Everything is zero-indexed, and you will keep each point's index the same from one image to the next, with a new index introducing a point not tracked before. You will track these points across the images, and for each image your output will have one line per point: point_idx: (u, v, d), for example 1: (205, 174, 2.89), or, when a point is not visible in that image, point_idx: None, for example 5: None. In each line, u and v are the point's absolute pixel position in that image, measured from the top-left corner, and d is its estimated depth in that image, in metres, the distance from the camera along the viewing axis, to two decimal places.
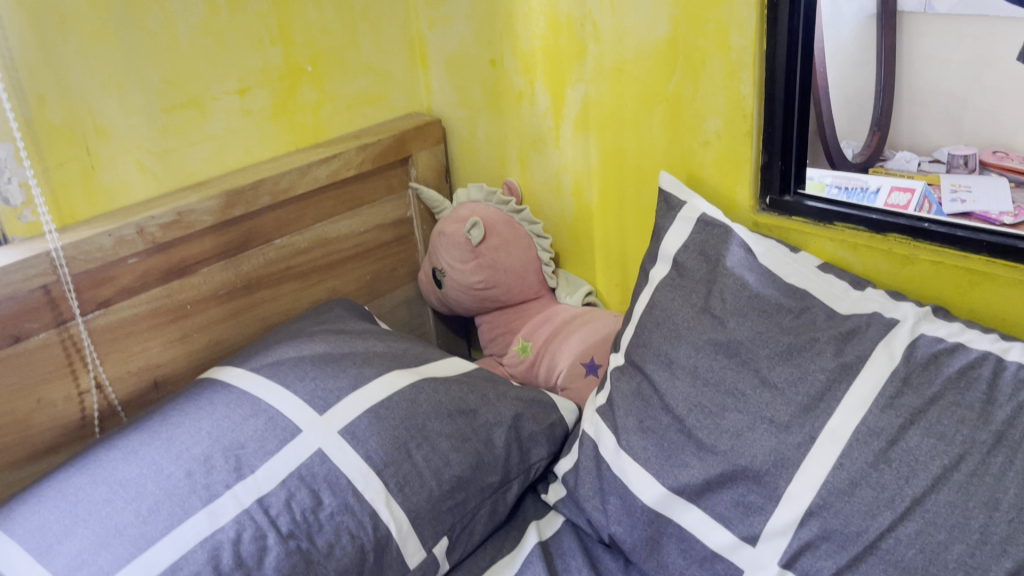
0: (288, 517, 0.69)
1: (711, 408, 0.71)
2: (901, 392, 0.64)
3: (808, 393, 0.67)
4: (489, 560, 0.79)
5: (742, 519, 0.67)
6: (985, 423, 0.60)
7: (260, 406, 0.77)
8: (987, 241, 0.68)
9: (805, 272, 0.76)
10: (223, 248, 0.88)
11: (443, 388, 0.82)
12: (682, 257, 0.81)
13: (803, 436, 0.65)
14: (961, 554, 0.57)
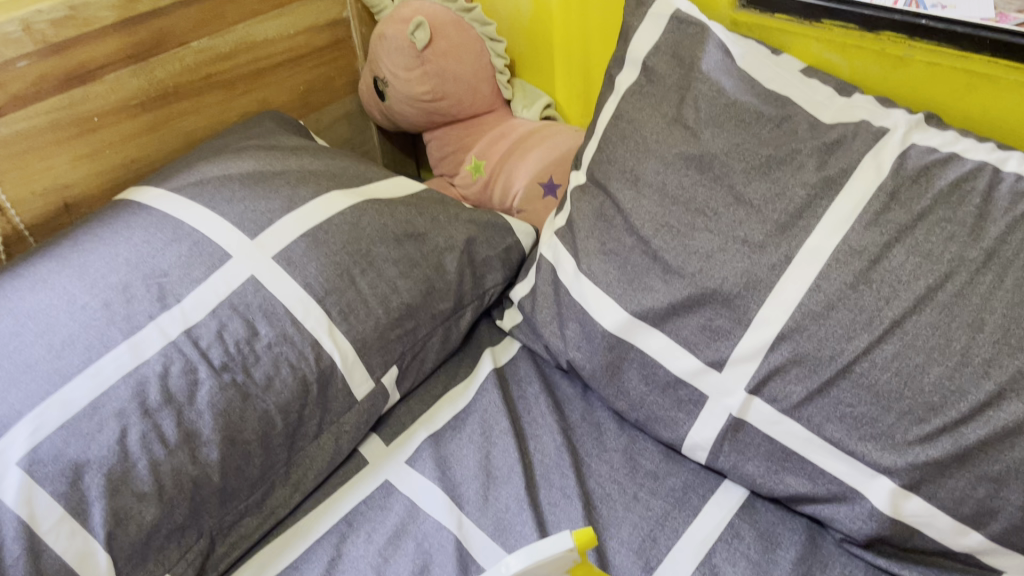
0: (220, 350, 0.63)
1: (679, 229, 0.65)
2: (887, 208, 0.58)
3: (786, 210, 0.61)
4: (442, 389, 0.75)
5: (709, 344, 0.63)
6: (977, 239, 0.55)
7: (183, 230, 0.69)
8: (991, 40, 0.60)
9: (788, 78, 0.69)
10: (130, 51, 0.77)
11: (388, 210, 0.75)
12: (652, 61, 0.72)
13: (778, 257, 0.60)
14: (939, 377, 0.54)
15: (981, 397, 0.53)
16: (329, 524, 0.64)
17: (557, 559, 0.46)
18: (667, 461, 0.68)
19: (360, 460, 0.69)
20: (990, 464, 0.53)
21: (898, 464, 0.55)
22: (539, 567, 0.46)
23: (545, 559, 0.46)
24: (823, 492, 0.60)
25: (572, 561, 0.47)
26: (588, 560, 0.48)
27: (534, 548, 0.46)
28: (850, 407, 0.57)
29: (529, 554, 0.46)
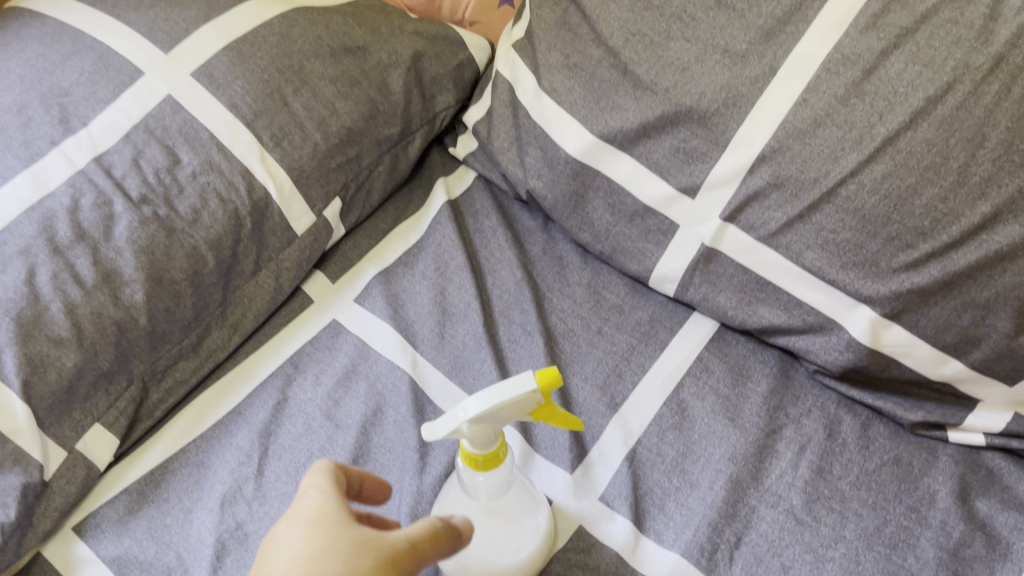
0: (138, 179, 0.56)
1: (652, 38, 0.58)
2: (886, 11, 0.51)
3: (773, 14, 0.54)
4: (392, 223, 0.69)
5: (682, 168, 0.58)
6: (985, 44, 0.48)
7: (85, 43, 0.61)
8: None
9: None
10: None
11: (323, 20, 0.66)
12: None
13: (763, 69, 0.54)
14: (932, 200, 0.49)
15: (975, 220, 0.49)
16: (273, 366, 0.60)
17: (519, 402, 0.41)
18: (634, 295, 0.64)
19: (304, 299, 0.64)
20: (978, 290, 0.50)
21: (880, 293, 0.52)
22: (500, 412, 0.42)
23: (505, 404, 0.41)
24: (798, 324, 0.56)
25: (535, 404, 0.43)
26: (552, 402, 0.44)
27: (490, 392, 0.41)
28: (833, 234, 0.53)
29: (486, 400, 0.41)
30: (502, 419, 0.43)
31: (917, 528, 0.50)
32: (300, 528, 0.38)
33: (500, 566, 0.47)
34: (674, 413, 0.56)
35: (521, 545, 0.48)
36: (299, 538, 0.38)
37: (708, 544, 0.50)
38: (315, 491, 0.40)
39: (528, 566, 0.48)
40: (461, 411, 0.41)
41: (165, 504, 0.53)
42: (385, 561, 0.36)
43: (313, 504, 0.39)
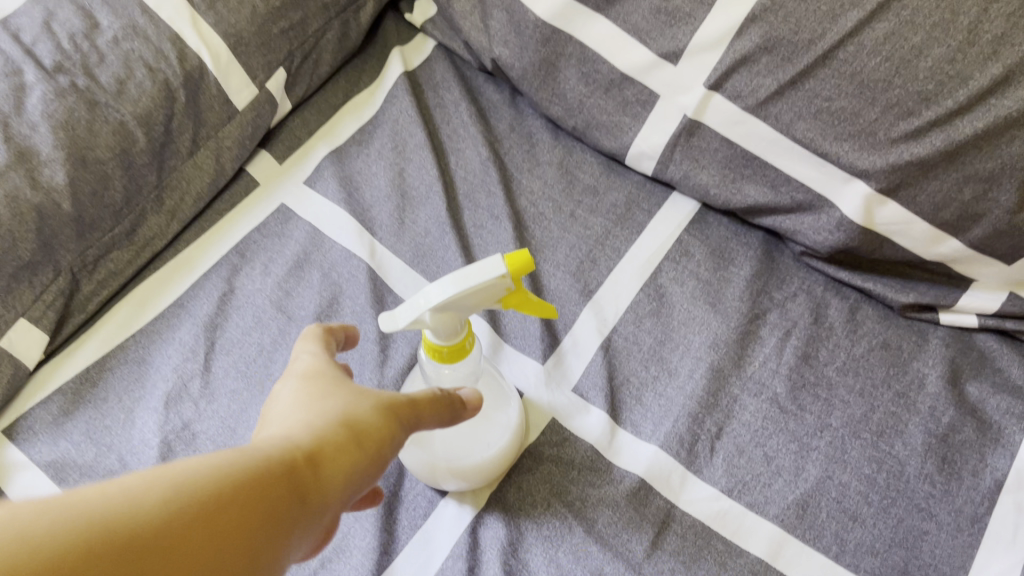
0: (50, 46, 0.50)
1: None
2: None
3: None
4: (344, 98, 0.63)
5: (663, 32, 0.53)
6: None
7: None
8: None
9: None
10: None
11: None
12: None
13: None
14: (938, 61, 0.45)
15: (984, 84, 0.44)
16: (218, 255, 0.55)
17: (485, 289, 0.37)
18: (608, 174, 0.59)
19: (249, 182, 0.58)
20: (983, 162, 0.46)
21: (877, 167, 0.48)
22: (463, 300, 0.37)
23: (468, 292, 0.37)
24: (785, 202, 0.53)
25: (503, 291, 0.39)
26: (523, 290, 0.40)
27: (453, 279, 0.37)
28: (828, 102, 0.48)
29: (448, 287, 0.37)
30: (467, 308, 0.39)
31: (905, 414, 0.47)
32: (296, 381, 0.35)
33: (471, 463, 0.43)
34: (652, 300, 0.53)
35: (491, 441, 0.45)
36: (292, 390, 0.34)
37: (687, 436, 0.47)
38: (306, 353, 0.36)
39: (497, 464, 0.45)
40: (420, 300, 0.37)
41: (104, 404, 0.49)
42: (387, 408, 0.33)
43: (308, 364, 0.36)
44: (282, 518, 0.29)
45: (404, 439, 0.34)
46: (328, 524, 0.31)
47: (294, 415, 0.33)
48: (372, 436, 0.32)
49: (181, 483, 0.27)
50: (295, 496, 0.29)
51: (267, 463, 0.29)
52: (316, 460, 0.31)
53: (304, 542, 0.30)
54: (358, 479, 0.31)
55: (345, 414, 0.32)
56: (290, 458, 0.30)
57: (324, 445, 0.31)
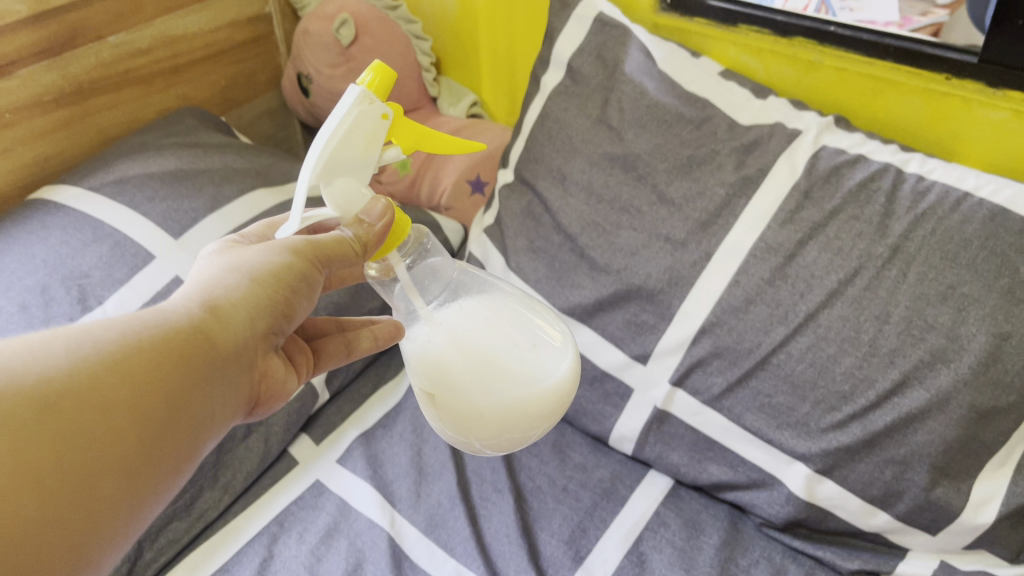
0: None
1: (605, 227, 0.68)
2: (801, 207, 0.61)
3: (706, 209, 0.64)
4: (372, 388, 0.77)
5: (634, 339, 0.66)
6: (882, 237, 0.57)
7: (104, 231, 0.68)
8: (892, 47, 0.65)
9: (707, 80, 0.71)
10: (43, 46, 0.77)
11: None
12: (577, 63, 0.75)
13: (699, 254, 0.63)
14: (850, 367, 0.57)
15: (887, 385, 0.55)
16: (260, 525, 0.65)
17: (358, 126, 0.40)
18: (596, 454, 0.71)
19: (290, 461, 0.70)
20: (896, 448, 0.56)
21: (813, 450, 0.58)
22: (347, 151, 0.40)
23: (343, 132, 0.39)
24: (743, 479, 0.63)
25: (383, 124, 0.41)
26: (400, 116, 0.43)
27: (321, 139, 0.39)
28: (768, 398, 0.60)
29: (317, 145, 0.39)
30: (359, 165, 0.41)
31: None
32: (209, 256, 0.42)
33: (517, 393, 0.45)
34: (635, 565, 0.61)
35: (519, 347, 0.46)
36: (199, 264, 0.42)
37: None
38: (220, 239, 0.44)
39: (541, 401, 0.46)
40: (300, 183, 0.40)
41: None
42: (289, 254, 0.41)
43: (224, 242, 0.44)
44: (203, 360, 0.37)
45: (313, 275, 0.42)
46: (251, 364, 0.40)
47: (218, 272, 0.40)
48: (272, 279, 0.40)
49: (98, 350, 0.34)
50: (204, 349, 0.37)
51: (180, 319, 0.37)
52: (218, 310, 0.39)
53: (234, 385, 0.39)
54: (262, 322, 0.40)
55: (233, 266, 0.40)
56: (203, 311, 0.38)
57: (233, 297, 0.39)
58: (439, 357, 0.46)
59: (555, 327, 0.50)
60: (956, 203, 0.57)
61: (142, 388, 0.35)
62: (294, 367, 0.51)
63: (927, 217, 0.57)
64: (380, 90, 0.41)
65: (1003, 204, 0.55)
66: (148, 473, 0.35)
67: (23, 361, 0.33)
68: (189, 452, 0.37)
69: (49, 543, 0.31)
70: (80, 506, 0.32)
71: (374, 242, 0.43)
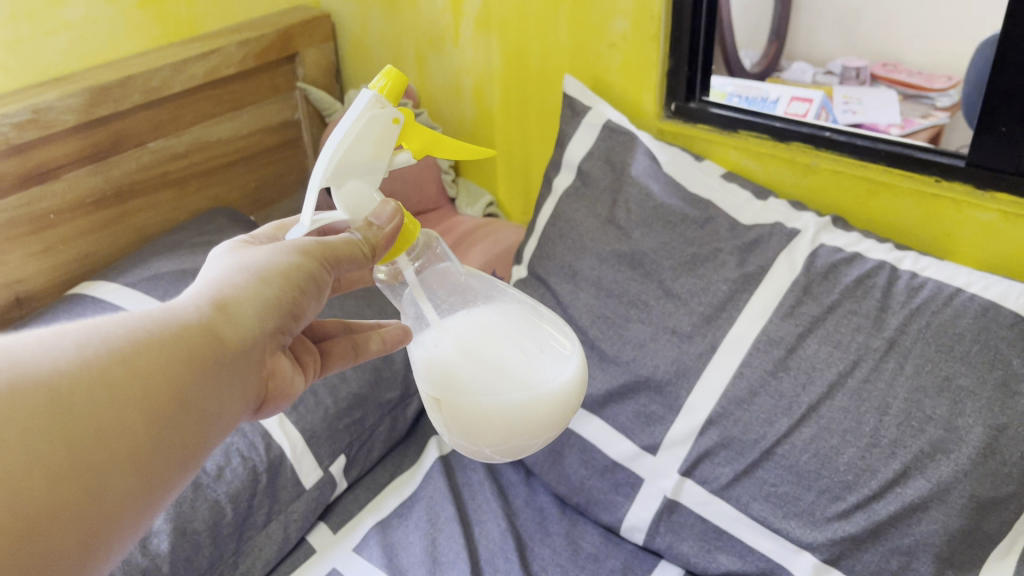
0: None
1: (614, 320, 0.71)
2: (801, 301, 0.64)
3: (710, 303, 0.67)
4: (389, 477, 0.79)
5: (643, 429, 0.68)
6: (880, 330, 0.60)
7: None
8: (884, 151, 0.69)
9: (709, 182, 0.75)
10: (90, 152, 0.83)
11: None
12: (586, 166, 0.80)
13: (704, 346, 0.66)
14: (852, 457, 0.58)
15: (889, 475, 0.57)
16: None
17: (368, 128, 0.42)
18: (608, 542, 0.71)
19: (307, 548, 0.72)
20: (900, 538, 0.57)
21: (819, 539, 0.60)
22: (357, 154, 0.42)
23: (354, 133, 0.42)
24: (752, 569, 0.63)
25: (394, 128, 0.43)
26: (412, 122, 0.45)
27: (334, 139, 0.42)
28: (774, 487, 0.62)
29: (329, 149, 0.42)
30: (370, 167, 0.43)
31: None
32: (221, 256, 0.43)
33: (521, 394, 0.45)
34: None
35: (525, 351, 0.47)
36: (210, 262, 0.43)
37: None
38: (231, 242, 0.45)
39: (548, 403, 0.46)
40: (311, 184, 0.42)
41: None
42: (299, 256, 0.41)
43: (236, 245, 0.44)
44: (210, 359, 0.37)
45: (323, 276, 0.42)
46: (261, 364, 0.40)
47: (229, 271, 0.41)
48: (281, 279, 0.40)
49: (103, 346, 0.34)
50: (212, 348, 0.37)
51: (188, 317, 0.37)
52: (227, 308, 0.39)
53: (244, 384, 0.39)
54: (273, 322, 0.40)
55: (244, 265, 0.41)
56: (211, 309, 0.38)
57: (243, 297, 0.39)
58: (445, 360, 0.46)
59: (561, 336, 0.50)
60: (949, 297, 0.59)
61: (147, 385, 0.34)
62: (303, 367, 0.51)
63: (922, 311, 0.60)
64: (392, 96, 0.43)
65: (995, 299, 0.58)
66: (155, 469, 0.35)
67: (34, 355, 0.33)
68: (197, 450, 0.37)
69: (58, 538, 0.31)
70: (90, 501, 0.32)
71: (383, 244, 0.45)
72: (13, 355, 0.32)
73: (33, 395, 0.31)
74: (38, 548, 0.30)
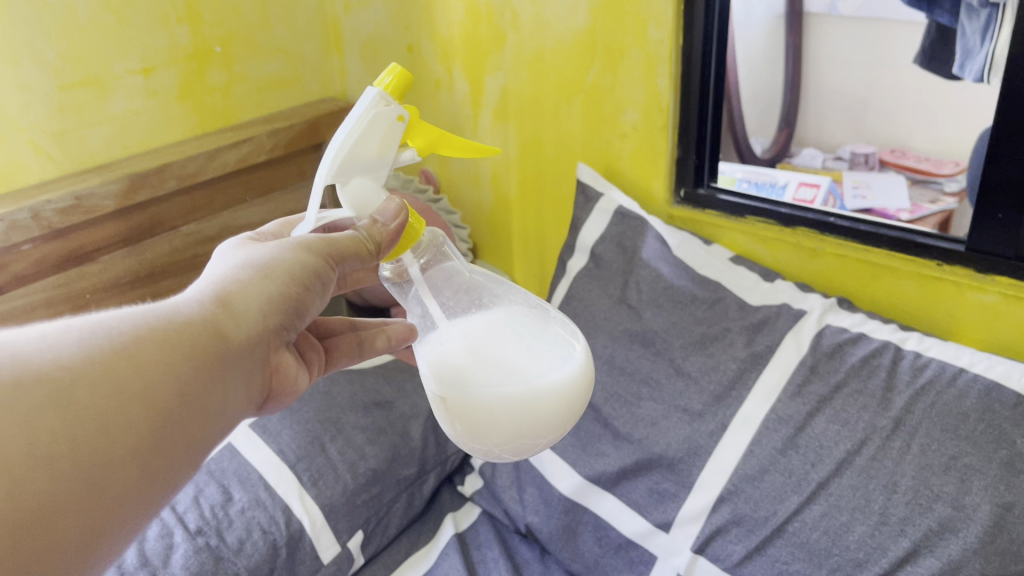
0: (196, 514, 0.68)
1: (627, 398, 0.73)
2: (808, 381, 0.66)
3: (720, 382, 0.69)
4: (405, 553, 0.79)
5: (656, 506, 0.69)
6: (886, 409, 0.62)
7: None
8: (886, 236, 0.72)
9: (718, 265, 0.78)
10: (126, 235, 0.87)
11: (358, 380, 0.83)
12: (599, 249, 0.84)
13: (715, 424, 0.67)
14: (863, 535, 0.58)
15: (900, 553, 0.57)
16: None
17: (371, 124, 0.45)
18: None
19: None
20: None
21: None
22: (361, 152, 0.45)
23: (358, 129, 0.44)
24: None
25: (399, 125, 0.46)
26: (416, 117, 0.48)
27: (338, 134, 0.45)
28: (784, 564, 0.61)
29: (333, 146, 0.45)
30: (375, 161, 0.46)
31: None
32: (223, 256, 0.44)
33: (527, 393, 0.47)
34: None
35: (532, 350, 0.48)
36: (214, 262, 0.43)
37: None
38: (231, 243, 0.46)
39: (554, 401, 0.48)
40: (317, 181, 0.45)
41: None
42: (301, 254, 0.42)
43: (235, 245, 0.45)
44: (215, 354, 0.38)
45: (328, 274, 0.43)
46: (262, 358, 0.41)
47: (231, 268, 0.41)
48: (285, 276, 0.41)
49: (109, 341, 0.35)
50: (216, 344, 0.38)
51: (192, 313, 0.38)
52: (230, 305, 0.39)
53: (245, 379, 0.40)
54: (275, 320, 0.41)
55: (247, 262, 0.41)
56: (214, 305, 0.39)
57: (246, 294, 0.40)
58: (451, 360, 0.48)
59: (568, 337, 0.51)
60: (953, 377, 0.61)
61: (154, 378, 0.35)
62: (308, 363, 0.54)
63: (926, 390, 0.61)
64: (395, 93, 0.46)
65: (998, 379, 0.59)
66: (159, 462, 0.35)
67: (40, 350, 0.33)
68: (200, 441, 0.37)
69: (64, 528, 0.31)
70: (95, 492, 0.32)
71: (387, 242, 0.45)
72: (19, 349, 0.33)
73: (40, 386, 0.32)
74: (45, 538, 0.31)
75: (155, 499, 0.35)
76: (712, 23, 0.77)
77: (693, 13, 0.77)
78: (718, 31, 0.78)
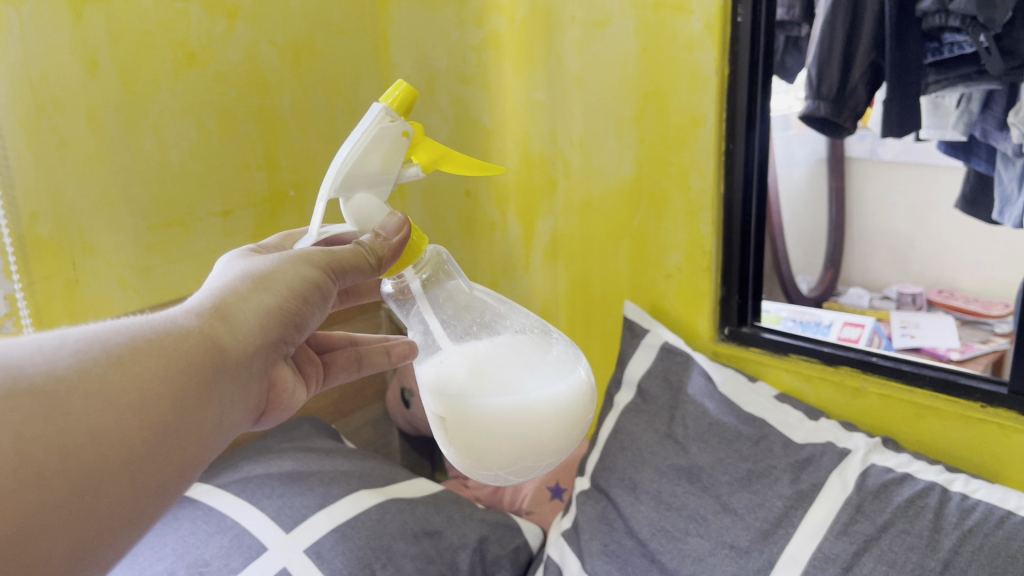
0: None
1: (674, 533, 0.73)
2: (854, 520, 0.66)
3: (766, 519, 0.69)
4: None
5: None
6: (934, 551, 0.61)
7: (226, 523, 0.80)
8: (928, 377, 0.74)
9: (762, 402, 0.80)
10: None
11: (409, 509, 0.85)
12: (646, 384, 0.87)
13: (762, 562, 0.67)
14: None
15: None
16: None
17: (376, 139, 0.46)
18: None
19: None
20: None
21: None
22: (365, 167, 0.47)
23: (363, 145, 0.46)
24: None
25: (405, 141, 0.47)
26: (421, 134, 0.49)
27: (343, 149, 0.47)
28: None
29: (339, 159, 0.47)
30: (379, 176, 0.48)
31: None
32: (224, 266, 0.45)
33: (524, 414, 0.48)
34: None
35: (531, 370, 0.50)
36: (214, 273, 0.45)
37: None
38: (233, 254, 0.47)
39: (554, 421, 0.49)
40: (321, 194, 0.47)
41: None
42: (300, 266, 0.44)
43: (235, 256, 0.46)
44: (211, 367, 0.38)
45: (329, 286, 0.45)
46: (257, 369, 0.42)
47: (230, 279, 0.42)
48: (285, 288, 0.42)
49: (102, 353, 0.35)
50: (212, 358, 0.39)
51: (189, 325, 0.39)
52: (226, 317, 0.40)
53: (241, 390, 0.41)
54: (272, 332, 0.42)
55: (245, 273, 0.43)
56: (211, 317, 0.40)
57: (244, 308, 0.41)
58: (451, 379, 0.49)
59: (569, 358, 0.53)
60: (1000, 520, 0.61)
61: (147, 391, 0.35)
62: (305, 375, 0.56)
63: (974, 533, 0.61)
64: (401, 109, 0.47)
65: None
66: (149, 476, 0.35)
67: (33, 361, 0.33)
68: (195, 455, 0.38)
69: (60, 544, 0.32)
70: (81, 509, 0.32)
71: (387, 256, 0.47)
72: (14, 357, 0.33)
73: (31, 400, 0.32)
74: (36, 553, 0.31)
75: (145, 513, 0.35)
76: (751, 172, 0.83)
77: (734, 165, 0.83)
78: (756, 181, 0.83)
